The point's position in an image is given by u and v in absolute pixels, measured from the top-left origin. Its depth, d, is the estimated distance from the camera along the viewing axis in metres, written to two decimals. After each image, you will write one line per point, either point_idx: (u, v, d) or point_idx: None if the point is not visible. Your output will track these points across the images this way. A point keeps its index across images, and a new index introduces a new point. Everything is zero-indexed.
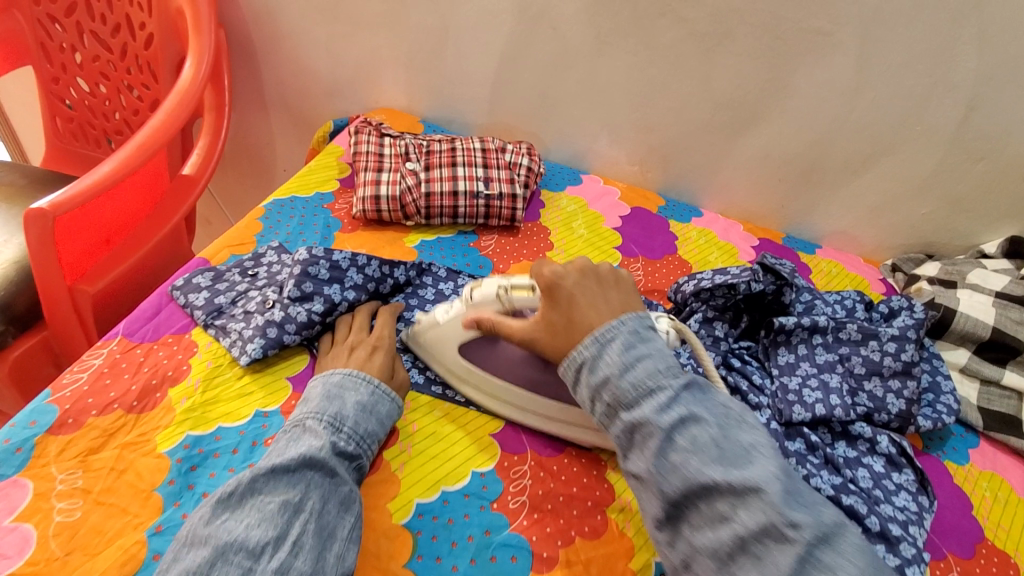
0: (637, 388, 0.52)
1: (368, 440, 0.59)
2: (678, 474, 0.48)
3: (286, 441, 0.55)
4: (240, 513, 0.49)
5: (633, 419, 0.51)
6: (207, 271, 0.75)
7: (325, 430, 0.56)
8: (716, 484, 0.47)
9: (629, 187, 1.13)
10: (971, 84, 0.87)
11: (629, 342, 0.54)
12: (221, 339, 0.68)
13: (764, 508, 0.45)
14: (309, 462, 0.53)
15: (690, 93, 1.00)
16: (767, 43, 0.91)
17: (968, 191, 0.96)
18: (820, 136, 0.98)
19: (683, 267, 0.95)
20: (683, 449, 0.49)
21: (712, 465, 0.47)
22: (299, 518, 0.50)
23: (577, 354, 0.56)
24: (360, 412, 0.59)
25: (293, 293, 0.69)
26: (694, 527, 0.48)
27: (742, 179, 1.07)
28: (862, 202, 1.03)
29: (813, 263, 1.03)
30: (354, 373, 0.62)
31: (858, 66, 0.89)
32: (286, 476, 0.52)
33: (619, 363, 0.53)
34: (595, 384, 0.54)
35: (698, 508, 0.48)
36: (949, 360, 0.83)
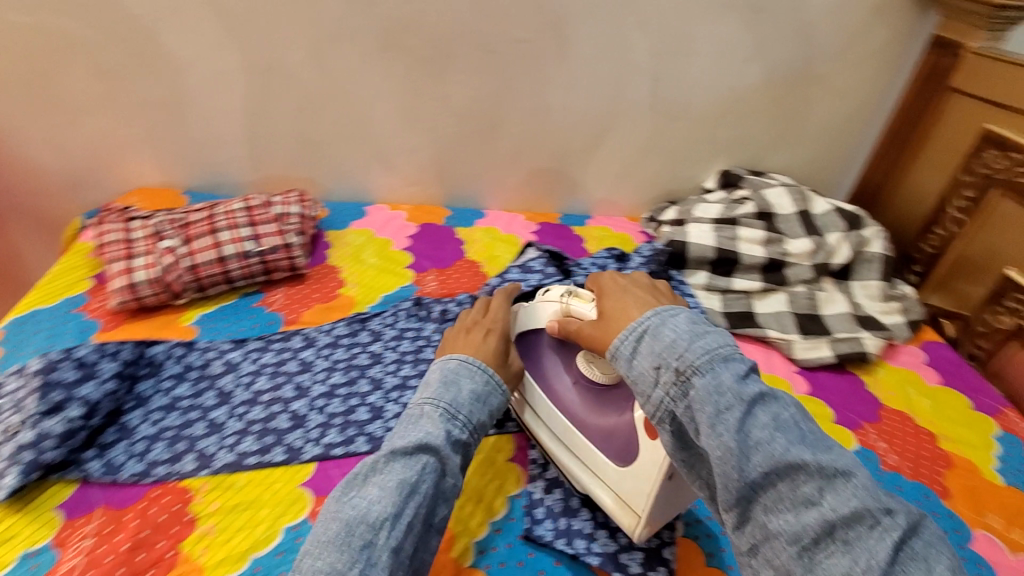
0: (708, 355, 0.50)
1: (480, 430, 0.60)
2: (762, 451, 0.45)
3: (407, 424, 0.57)
4: (365, 489, 0.52)
5: (706, 384, 0.48)
6: None
7: (441, 418, 0.58)
8: (806, 463, 0.45)
9: (413, 207, 1.19)
10: (648, 60, 1.06)
11: (694, 319, 0.54)
12: None
13: (857, 493, 0.43)
14: (427, 446, 0.55)
15: (437, 112, 1.08)
16: (484, 56, 1.02)
17: (679, 144, 1.17)
18: (555, 126, 1.12)
19: (473, 267, 1.02)
20: (767, 425, 0.47)
21: (802, 450, 0.45)
22: (413, 501, 0.52)
23: (640, 323, 0.55)
24: (473, 400, 0.61)
25: (40, 407, 0.63)
26: (769, 509, 0.45)
27: (509, 177, 1.19)
28: (609, 171, 1.19)
29: (585, 233, 1.17)
30: (469, 362, 0.64)
31: (562, 63, 1.04)
32: (405, 458, 0.54)
33: (687, 331, 0.52)
34: (660, 347, 0.52)
35: (776, 486, 0.45)
36: (694, 283, 1.00)
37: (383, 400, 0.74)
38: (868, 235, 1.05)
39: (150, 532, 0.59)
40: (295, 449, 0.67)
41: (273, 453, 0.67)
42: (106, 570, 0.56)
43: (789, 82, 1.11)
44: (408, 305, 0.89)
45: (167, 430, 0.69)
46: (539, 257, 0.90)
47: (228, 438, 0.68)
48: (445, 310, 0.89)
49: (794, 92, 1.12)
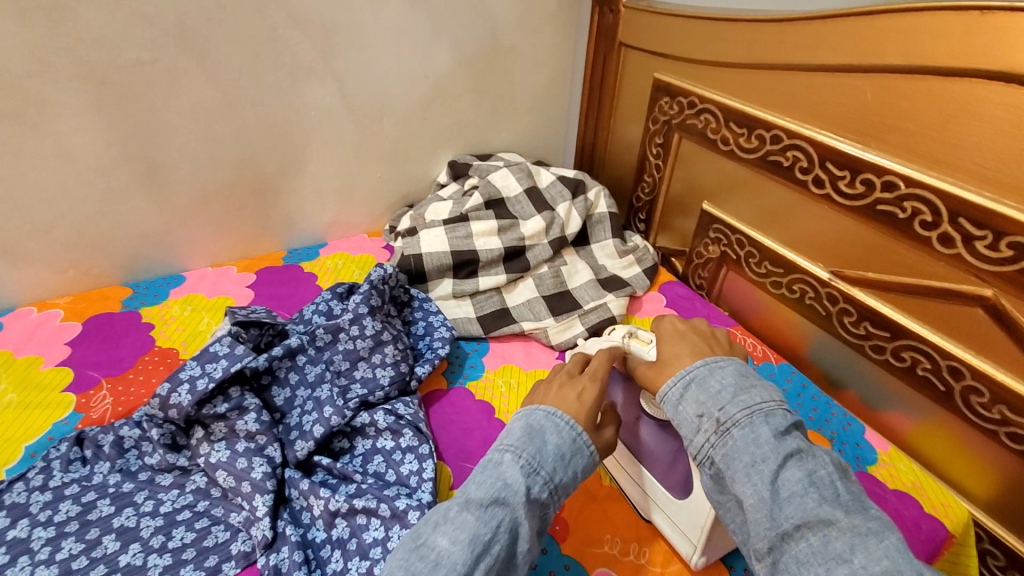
0: (749, 411, 0.51)
1: (561, 490, 0.54)
2: (795, 504, 0.47)
3: (482, 473, 0.54)
4: (437, 533, 0.49)
5: (744, 437, 0.50)
6: None
7: (523, 470, 0.52)
8: (838, 520, 0.46)
9: (77, 297, 0.92)
10: (320, 62, 0.92)
11: (740, 371, 0.55)
12: None
13: (887, 553, 0.44)
14: (498, 500, 0.51)
15: (61, 172, 0.83)
16: (98, 90, 0.80)
17: (394, 143, 1.06)
18: (237, 156, 0.93)
19: (166, 359, 0.81)
20: (801, 480, 0.48)
21: (832, 508, 0.46)
22: (479, 568, 0.47)
23: (688, 371, 0.56)
24: (557, 457, 0.55)
25: None
26: (800, 562, 0.46)
27: (203, 227, 0.97)
28: (326, 191, 1.05)
29: (317, 267, 1.02)
30: (554, 412, 0.58)
31: (212, 80, 0.86)
32: (479, 510, 0.50)
33: (732, 384, 0.54)
34: (705, 398, 0.54)
35: (807, 540, 0.46)
36: (441, 295, 0.93)
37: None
38: (593, 197, 1.06)
39: None
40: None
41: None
42: None
43: (483, 58, 1.06)
44: (64, 446, 0.66)
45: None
46: (224, 337, 0.68)
47: None
48: (120, 439, 0.67)
49: (493, 68, 1.08)
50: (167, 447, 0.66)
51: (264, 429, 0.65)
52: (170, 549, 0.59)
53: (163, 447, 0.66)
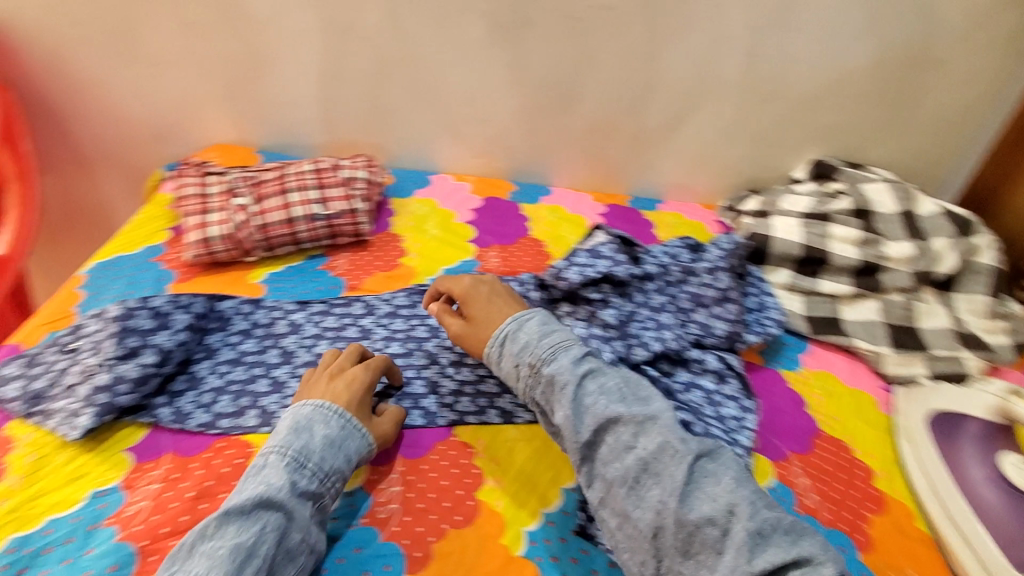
0: (553, 347, 0.64)
1: (334, 477, 0.58)
2: (592, 413, 0.59)
3: (251, 480, 0.55)
4: (190, 562, 0.48)
5: (552, 372, 0.62)
6: (18, 358, 0.68)
7: (287, 468, 0.56)
8: (620, 416, 0.59)
9: (479, 179, 1.15)
10: (741, 36, 0.97)
11: (544, 320, 0.67)
12: (47, 423, 0.62)
13: (660, 432, 0.57)
14: (268, 504, 0.52)
15: (509, 81, 1.04)
16: (565, 24, 0.97)
17: (767, 127, 1.07)
18: (633, 102, 1.05)
19: (536, 246, 0.98)
20: (594, 393, 0.61)
21: (618, 404, 0.60)
22: (252, 563, 0.49)
23: (501, 330, 0.67)
24: (608, 392, 0.61)
25: (117, 352, 0.65)
26: (603, 460, 0.58)
27: (578, 156, 1.13)
28: (688, 154, 1.12)
29: (657, 219, 1.11)
30: (325, 405, 0.62)
31: (647, 33, 0.97)
32: (239, 519, 0.51)
33: (537, 331, 0.66)
34: (517, 350, 0.65)
35: (606, 441, 0.59)
36: (776, 282, 0.93)
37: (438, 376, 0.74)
38: (979, 243, 0.94)
39: (214, 482, 0.60)
40: None
41: None
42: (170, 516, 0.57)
43: (902, 62, 0.99)
44: None
45: (231, 383, 0.69)
46: (607, 243, 0.83)
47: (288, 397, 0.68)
48: None
49: (908, 76, 1.00)
50: (536, 309, 0.82)
51: (617, 326, 0.77)
52: None
53: (533, 307, 0.82)
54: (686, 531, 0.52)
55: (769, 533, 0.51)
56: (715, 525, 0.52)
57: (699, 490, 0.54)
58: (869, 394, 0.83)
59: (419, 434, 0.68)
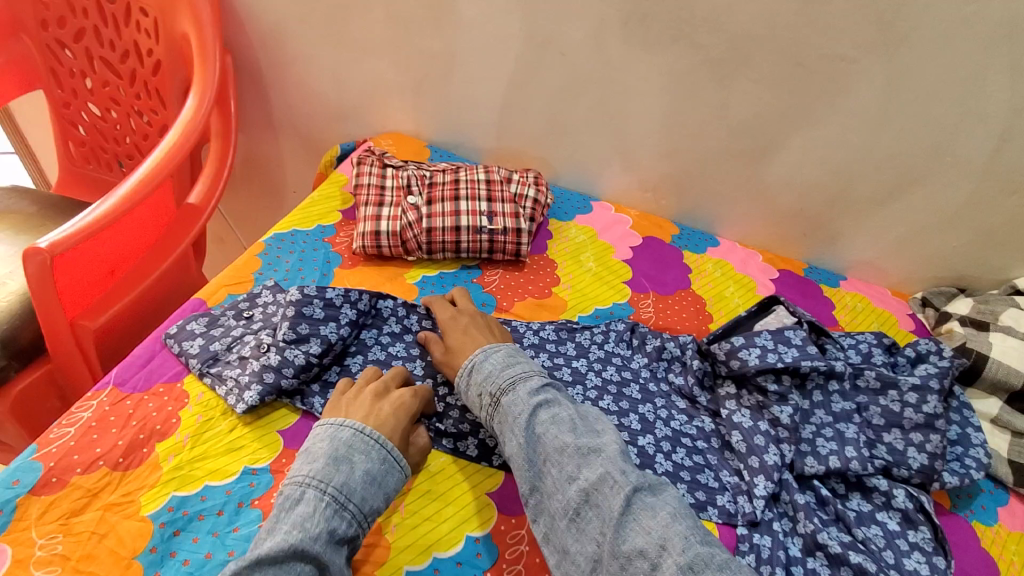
0: (512, 377, 0.62)
1: (371, 518, 0.54)
2: (541, 442, 0.57)
3: (279, 514, 0.51)
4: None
5: (508, 403, 0.60)
6: (202, 315, 0.72)
7: (326, 512, 0.51)
8: (565, 447, 0.56)
9: (640, 214, 1.08)
10: (1005, 115, 0.81)
11: (511, 353, 0.65)
12: (216, 388, 0.65)
13: (603, 463, 0.55)
14: (300, 555, 0.48)
15: (703, 120, 0.96)
16: (787, 70, 0.87)
17: (1004, 224, 0.90)
18: (841, 166, 0.93)
19: (697, 304, 0.90)
20: (545, 421, 0.58)
21: (567, 434, 0.57)
22: None
23: (470, 360, 0.65)
24: (366, 485, 0.54)
25: (289, 336, 0.67)
26: (548, 491, 0.55)
27: (756, 211, 1.03)
28: (890, 233, 0.97)
29: (836, 298, 0.97)
30: (368, 433, 0.57)
31: (884, 94, 0.85)
32: (272, 569, 0.47)
33: (502, 362, 0.64)
34: (480, 380, 0.63)
35: (550, 472, 0.56)
36: (980, 410, 0.80)
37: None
38: None
39: None
40: (488, 448, 0.66)
41: (464, 444, 0.66)
42: None
43: None
44: (621, 328, 0.81)
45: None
46: (797, 328, 0.73)
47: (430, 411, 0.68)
48: (662, 346, 0.79)
49: None
50: (696, 380, 0.75)
51: (791, 428, 0.68)
52: (674, 460, 0.67)
53: (692, 376, 0.75)
54: (617, 563, 0.50)
55: (701, 569, 0.48)
56: (645, 559, 0.49)
57: (635, 521, 0.51)
58: None
59: None
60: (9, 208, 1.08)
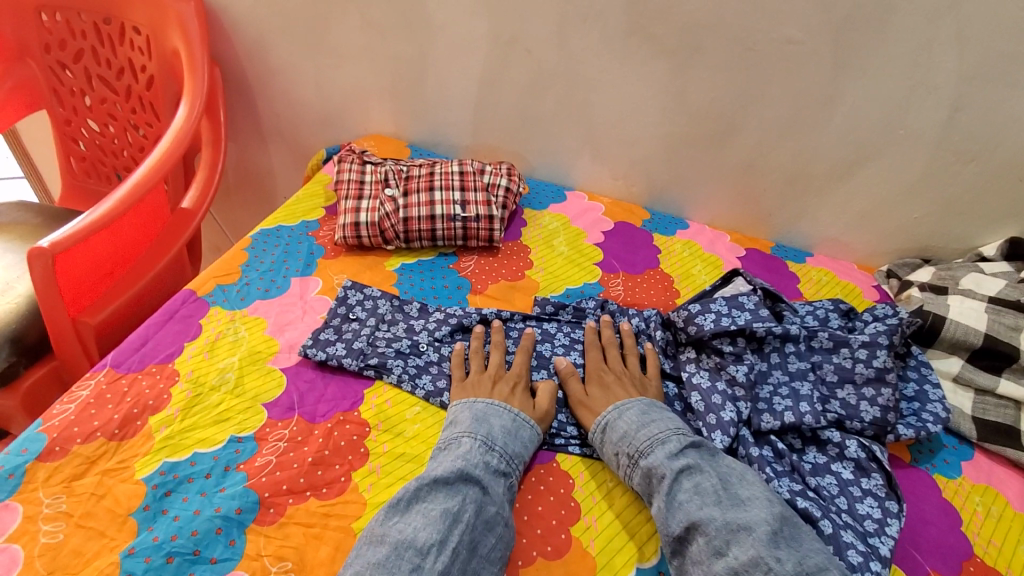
0: (650, 440, 0.65)
1: (516, 460, 0.63)
2: (683, 510, 0.59)
3: (443, 455, 0.62)
4: (409, 516, 0.56)
5: (649, 464, 0.63)
6: (326, 328, 0.76)
7: (478, 449, 0.62)
8: (712, 519, 0.57)
9: (613, 202, 1.13)
10: (951, 85, 0.85)
11: (643, 411, 0.69)
12: (385, 376, 0.72)
13: (753, 543, 0.55)
14: (467, 477, 0.59)
15: (665, 107, 1.00)
16: (740, 54, 0.92)
17: (959, 193, 0.94)
18: (799, 144, 0.97)
19: (665, 282, 0.94)
20: (688, 490, 0.60)
21: (711, 506, 0.59)
22: (457, 527, 0.56)
23: (602, 417, 0.69)
24: (506, 435, 0.65)
25: (445, 336, 0.78)
26: (692, 558, 0.56)
27: (722, 192, 1.07)
28: (851, 208, 1.01)
29: (802, 272, 1.01)
30: (498, 403, 0.68)
31: (833, 72, 0.89)
32: (446, 488, 0.59)
33: (635, 423, 0.67)
34: (616, 440, 0.66)
35: (696, 540, 0.57)
36: (940, 369, 0.81)
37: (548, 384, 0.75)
38: None
39: (330, 452, 0.64)
40: None
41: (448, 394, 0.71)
42: (290, 476, 0.61)
43: None
44: (593, 306, 0.85)
45: (378, 346, 0.75)
46: (751, 294, 0.77)
47: (411, 369, 0.73)
48: (627, 322, 0.83)
49: None
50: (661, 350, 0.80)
51: (746, 386, 0.71)
52: None
53: (656, 346, 0.80)
54: None
55: None
56: None
57: None
58: None
59: None
60: (15, 220, 1.14)
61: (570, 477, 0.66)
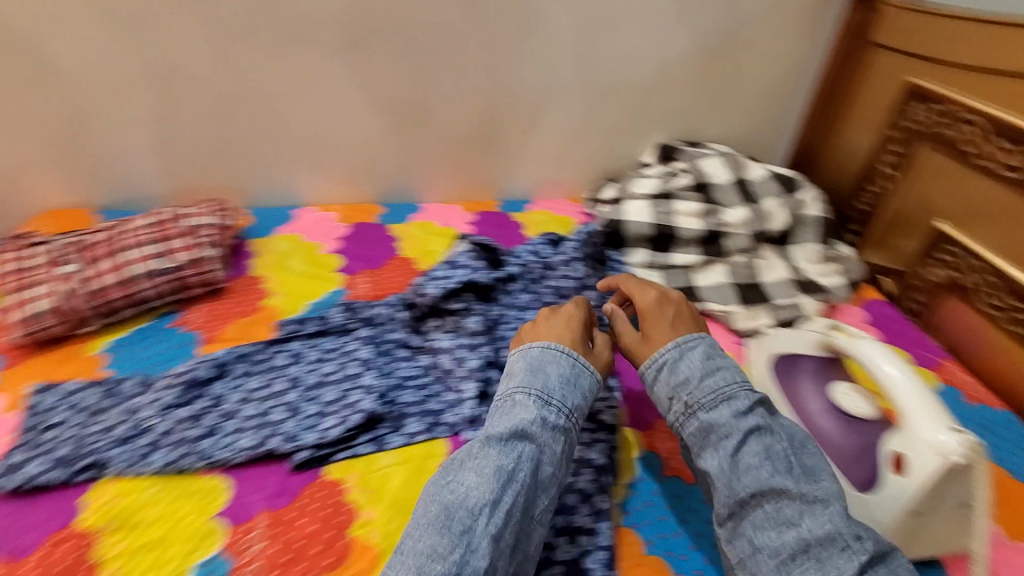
0: (714, 395, 0.62)
1: (576, 413, 0.63)
2: (751, 475, 0.57)
3: (501, 413, 0.62)
4: (462, 474, 0.57)
5: (710, 420, 0.61)
6: (16, 448, 0.64)
7: (536, 404, 0.62)
8: (788, 490, 0.55)
9: (344, 206, 1.13)
10: (572, 35, 1.02)
11: (708, 353, 0.66)
12: (106, 471, 0.63)
13: (831, 519, 0.53)
14: (522, 435, 0.59)
15: (356, 105, 1.03)
16: (400, 42, 0.98)
17: (613, 119, 1.14)
18: (483, 110, 1.08)
19: (406, 265, 0.97)
20: (758, 454, 0.58)
21: (785, 475, 0.56)
22: (512, 487, 0.56)
23: (659, 356, 0.67)
24: (564, 385, 0.64)
25: (174, 401, 0.70)
26: (755, 525, 0.55)
27: (440, 170, 1.14)
28: (546, 153, 1.16)
29: (525, 219, 1.14)
30: (553, 347, 0.67)
31: (483, 43, 1.01)
32: (502, 444, 0.58)
33: (700, 368, 0.64)
34: (675, 383, 0.65)
35: (763, 506, 0.56)
36: (633, 262, 0.98)
37: (303, 399, 0.71)
38: (804, 198, 1.04)
39: None
40: (210, 456, 0.65)
41: (186, 461, 0.64)
42: None
43: (718, 45, 1.08)
44: (338, 310, 0.84)
45: (89, 443, 0.65)
46: (469, 252, 0.86)
47: (137, 452, 0.65)
48: (372, 314, 0.83)
49: (724, 58, 1.10)
50: (410, 328, 0.81)
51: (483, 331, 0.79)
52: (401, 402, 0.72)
53: (405, 327, 0.81)
54: None
55: None
56: None
57: None
58: (729, 351, 0.88)
59: (284, 481, 0.64)
60: None
61: (340, 483, 0.64)
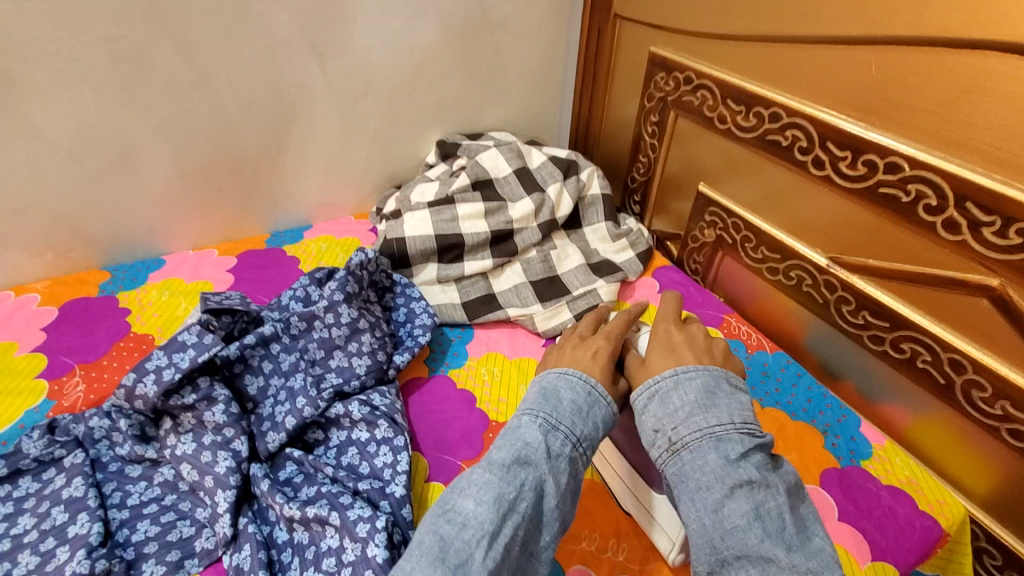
0: (703, 434, 0.50)
1: (585, 445, 0.53)
2: (736, 536, 0.45)
3: (505, 437, 0.53)
4: (461, 500, 0.48)
5: (692, 461, 0.49)
6: None
7: (542, 429, 0.52)
8: (777, 557, 0.43)
9: (54, 281, 0.89)
10: (299, 36, 0.88)
11: (709, 386, 0.53)
12: None
13: None
14: (527, 460, 0.50)
15: (25, 154, 0.79)
16: (62, 67, 0.76)
17: (379, 122, 1.02)
18: (213, 135, 0.90)
19: (141, 344, 0.78)
20: (746, 513, 0.45)
21: (772, 539, 0.44)
22: (512, 520, 0.47)
23: (654, 382, 0.55)
24: (575, 412, 0.54)
25: None
26: None
27: (180, 212, 0.94)
28: (311, 171, 1.01)
29: (301, 250, 0.99)
30: (570, 373, 0.58)
31: (184, 57, 0.82)
32: (506, 468, 0.49)
33: (694, 402, 0.52)
34: (663, 414, 0.53)
35: (747, 572, 0.44)
36: (425, 280, 0.90)
37: None
38: (585, 178, 1.03)
39: None
40: None
41: None
42: None
43: (472, 29, 1.00)
44: (37, 435, 0.62)
45: None
46: (194, 325, 0.64)
47: None
48: (87, 430, 0.62)
49: (482, 42, 1.03)
50: (137, 438, 0.62)
51: (232, 421, 0.62)
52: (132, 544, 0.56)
53: (131, 438, 0.62)
54: None
55: None
56: None
57: None
58: (534, 357, 0.82)
59: None
60: None
61: None
